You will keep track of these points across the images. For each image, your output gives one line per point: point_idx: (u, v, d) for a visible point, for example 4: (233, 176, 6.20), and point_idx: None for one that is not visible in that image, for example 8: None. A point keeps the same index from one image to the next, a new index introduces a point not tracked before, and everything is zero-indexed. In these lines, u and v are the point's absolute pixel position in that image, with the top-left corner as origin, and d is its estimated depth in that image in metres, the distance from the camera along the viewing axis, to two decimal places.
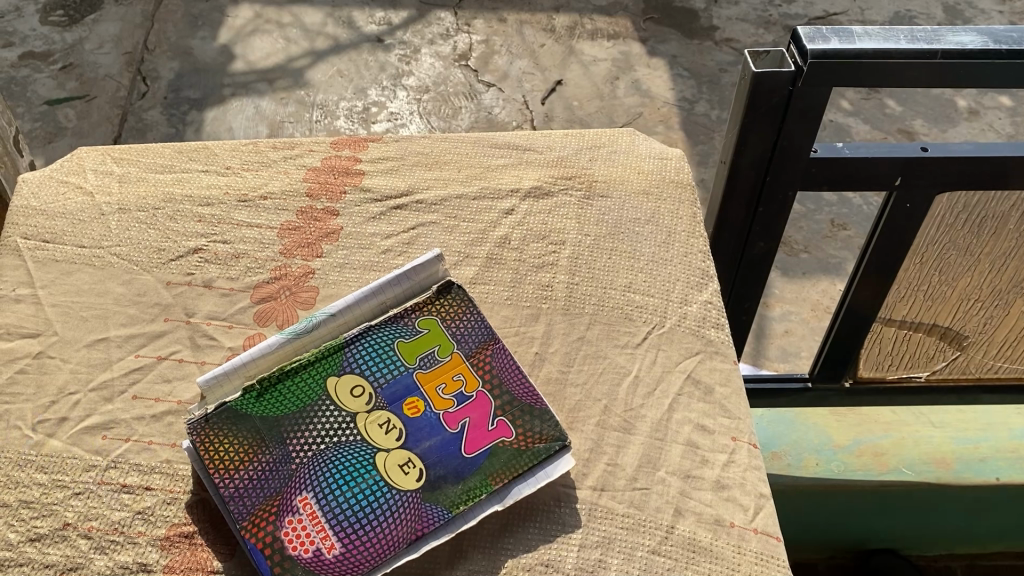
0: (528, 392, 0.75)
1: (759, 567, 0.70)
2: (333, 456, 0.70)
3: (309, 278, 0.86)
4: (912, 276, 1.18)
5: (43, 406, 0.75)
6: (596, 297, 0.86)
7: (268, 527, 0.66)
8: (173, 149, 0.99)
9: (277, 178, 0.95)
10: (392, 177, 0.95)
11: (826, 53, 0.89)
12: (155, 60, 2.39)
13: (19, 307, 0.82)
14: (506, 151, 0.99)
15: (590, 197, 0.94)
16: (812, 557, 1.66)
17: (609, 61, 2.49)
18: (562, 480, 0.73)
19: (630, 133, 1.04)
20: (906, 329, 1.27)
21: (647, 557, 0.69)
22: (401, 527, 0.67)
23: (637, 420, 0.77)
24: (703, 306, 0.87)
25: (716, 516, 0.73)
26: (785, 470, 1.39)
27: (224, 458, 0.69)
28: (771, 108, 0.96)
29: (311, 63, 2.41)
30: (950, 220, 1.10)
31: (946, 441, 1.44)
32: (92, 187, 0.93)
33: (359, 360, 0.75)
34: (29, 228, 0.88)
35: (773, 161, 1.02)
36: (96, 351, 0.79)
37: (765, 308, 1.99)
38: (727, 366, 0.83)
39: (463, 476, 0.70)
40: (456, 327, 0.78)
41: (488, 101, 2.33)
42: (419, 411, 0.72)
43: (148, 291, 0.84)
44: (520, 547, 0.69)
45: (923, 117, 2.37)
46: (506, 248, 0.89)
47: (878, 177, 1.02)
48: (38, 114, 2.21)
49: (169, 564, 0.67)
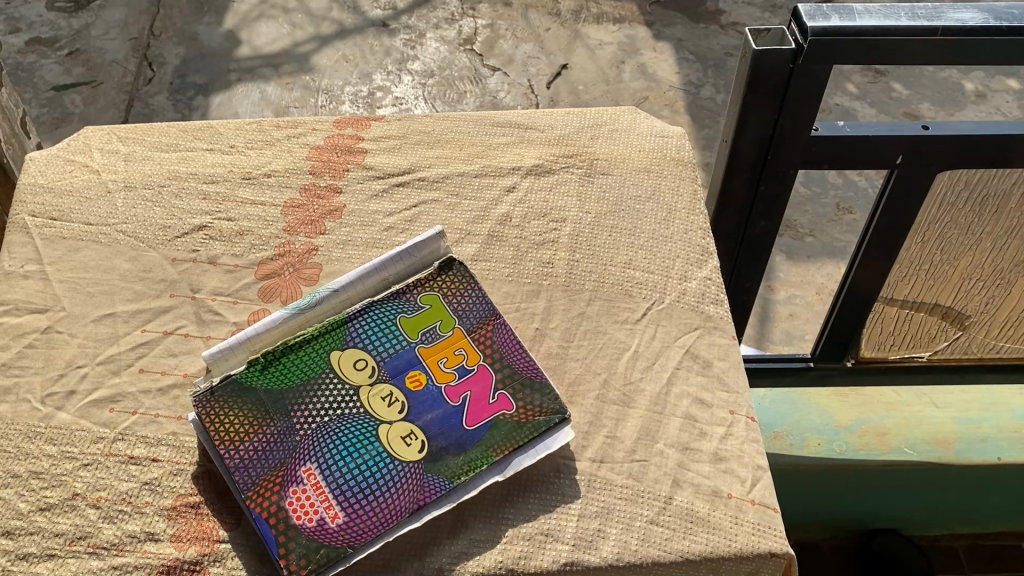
0: (529, 366, 0.76)
1: (756, 537, 0.71)
2: (336, 428, 0.71)
3: (313, 254, 0.87)
4: (913, 255, 1.19)
5: (52, 379, 0.77)
6: (596, 273, 0.86)
7: (273, 497, 0.67)
8: (178, 128, 1.00)
9: (281, 156, 0.96)
10: (394, 156, 0.96)
11: (827, 30, 0.89)
12: (161, 46, 2.40)
13: (27, 283, 0.83)
14: (508, 129, 1.00)
15: (592, 174, 0.95)
16: (815, 537, 1.66)
17: (615, 44, 2.49)
18: (562, 452, 0.74)
19: (631, 111, 1.04)
20: (908, 308, 1.27)
21: (646, 527, 0.70)
22: (403, 497, 0.68)
23: (636, 394, 0.78)
24: (703, 283, 0.87)
25: (714, 487, 0.74)
26: (787, 450, 1.40)
27: (229, 430, 0.70)
28: (772, 86, 0.96)
29: (317, 48, 2.42)
30: (952, 199, 1.10)
31: (948, 421, 1.44)
32: (99, 165, 0.94)
33: (362, 335, 0.76)
34: (36, 206, 0.89)
35: (774, 140, 1.03)
36: (103, 326, 0.80)
37: (769, 292, 1.99)
38: (726, 341, 0.84)
39: (464, 448, 0.71)
40: (457, 303, 0.79)
41: (493, 86, 2.33)
42: (421, 384, 0.73)
43: (154, 268, 0.85)
44: (520, 517, 0.70)
45: (930, 100, 2.36)
46: (508, 225, 0.90)
47: (879, 155, 1.02)
48: (45, 99, 2.22)
49: (176, 533, 0.69)
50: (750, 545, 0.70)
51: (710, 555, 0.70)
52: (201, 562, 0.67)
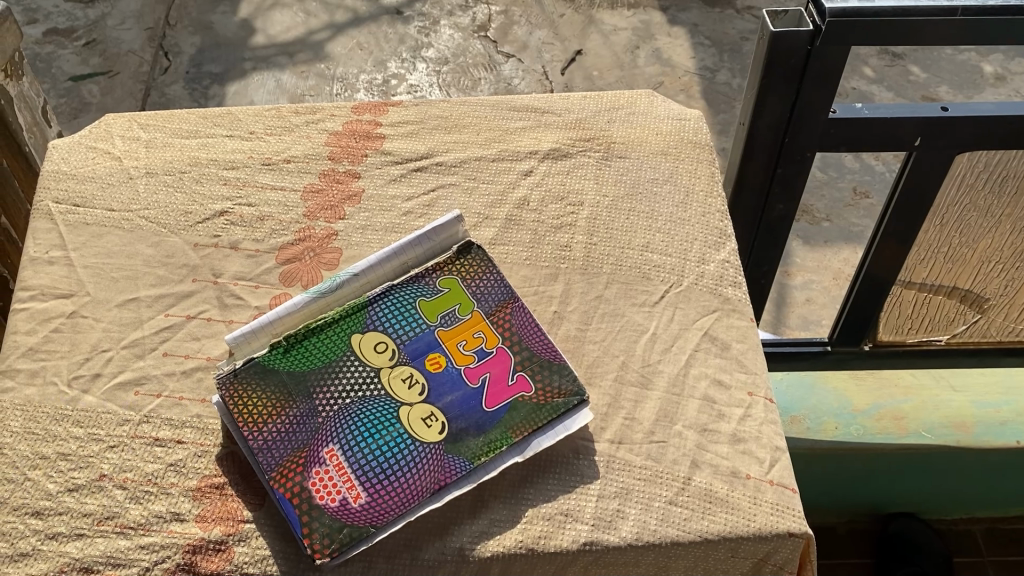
0: (548, 349, 0.77)
1: (774, 517, 0.71)
2: (358, 409, 0.72)
3: (333, 239, 0.88)
4: (932, 237, 1.18)
5: (78, 363, 0.78)
6: (613, 256, 0.87)
7: (296, 477, 0.68)
8: (198, 115, 1.00)
9: (300, 142, 0.97)
10: (412, 140, 0.97)
11: (846, 11, 0.89)
12: (176, 36, 2.41)
13: (52, 268, 0.85)
14: (525, 113, 1.00)
15: (609, 158, 0.95)
16: (832, 520, 1.66)
17: (629, 30, 2.48)
18: (581, 434, 0.74)
19: (648, 95, 1.04)
20: (926, 292, 1.27)
21: (665, 507, 0.71)
22: (425, 477, 0.69)
23: (654, 375, 0.79)
24: (721, 265, 0.87)
25: (732, 468, 0.74)
26: (804, 434, 1.40)
27: (253, 412, 0.71)
28: (790, 66, 0.96)
29: (331, 37, 2.42)
30: (971, 181, 1.10)
31: (966, 405, 1.44)
32: (120, 152, 0.95)
33: (383, 318, 0.77)
34: (60, 193, 0.91)
35: (792, 122, 1.02)
36: (128, 310, 0.81)
37: (786, 277, 1.99)
38: (744, 324, 0.84)
39: (484, 429, 0.71)
40: (476, 287, 0.80)
41: (508, 72, 2.33)
42: (441, 367, 0.74)
43: (176, 253, 0.86)
44: (540, 498, 0.71)
45: (948, 84, 2.34)
46: (525, 209, 0.90)
47: (898, 137, 1.02)
48: (63, 90, 2.24)
49: (201, 513, 0.70)
50: (769, 525, 0.70)
51: (729, 534, 0.70)
52: (226, 541, 0.68)
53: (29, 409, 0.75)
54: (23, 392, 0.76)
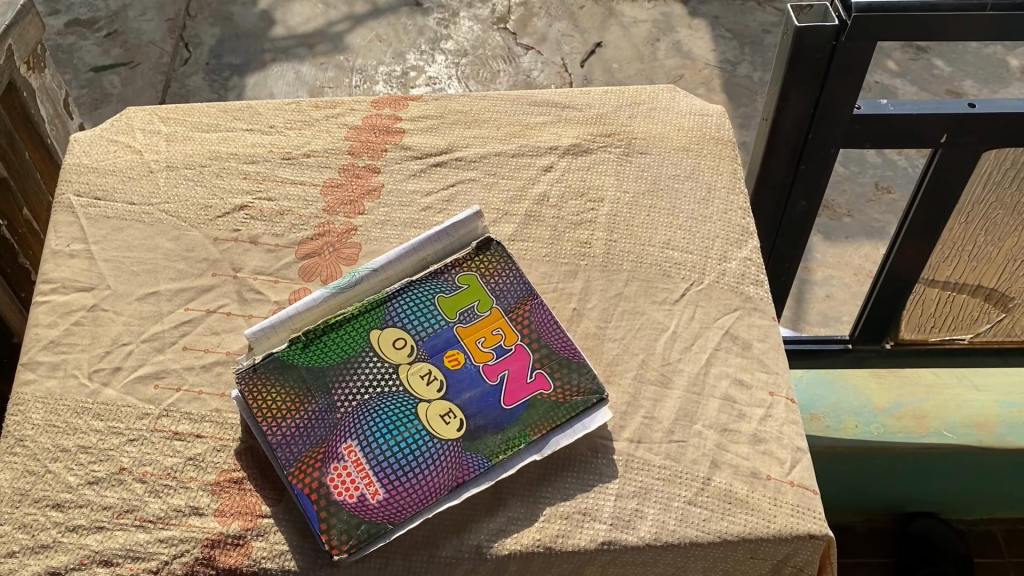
0: (567, 346, 0.76)
1: (794, 519, 0.70)
2: (376, 405, 0.72)
3: (352, 234, 0.87)
4: (957, 235, 1.16)
5: (99, 356, 0.78)
6: (634, 254, 0.86)
7: (314, 473, 0.68)
8: (218, 108, 1.00)
9: (320, 136, 0.97)
10: (432, 135, 0.96)
11: (871, 6, 0.88)
12: (197, 27, 2.41)
13: (73, 262, 0.85)
14: (545, 108, 0.99)
15: (630, 153, 0.95)
16: (851, 519, 1.65)
17: (650, 22, 2.46)
18: (600, 433, 0.74)
19: (670, 89, 1.03)
20: (949, 290, 1.25)
21: (683, 507, 0.70)
22: (443, 475, 0.69)
23: (674, 374, 0.78)
24: (743, 263, 0.86)
25: (752, 468, 0.73)
26: (824, 432, 1.38)
27: (271, 407, 0.71)
28: (815, 62, 0.95)
29: (351, 28, 2.42)
30: (998, 178, 1.08)
31: (989, 405, 1.42)
32: (141, 145, 0.95)
33: (401, 314, 0.77)
34: (81, 186, 0.91)
35: (816, 118, 1.01)
36: (148, 304, 0.82)
37: (806, 273, 1.97)
38: (766, 322, 0.83)
39: (502, 427, 0.71)
40: (494, 283, 0.79)
41: (527, 65, 2.32)
42: (459, 363, 0.74)
43: (196, 247, 0.86)
44: (558, 496, 0.71)
45: (973, 78, 2.31)
46: (545, 205, 0.90)
47: (923, 134, 1.00)
48: (85, 80, 2.25)
49: (220, 507, 0.70)
50: (789, 527, 0.70)
51: (749, 536, 0.70)
52: (244, 536, 0.68)
53: (50, 402, 0.76)
54: (44, 384, 0.77)
